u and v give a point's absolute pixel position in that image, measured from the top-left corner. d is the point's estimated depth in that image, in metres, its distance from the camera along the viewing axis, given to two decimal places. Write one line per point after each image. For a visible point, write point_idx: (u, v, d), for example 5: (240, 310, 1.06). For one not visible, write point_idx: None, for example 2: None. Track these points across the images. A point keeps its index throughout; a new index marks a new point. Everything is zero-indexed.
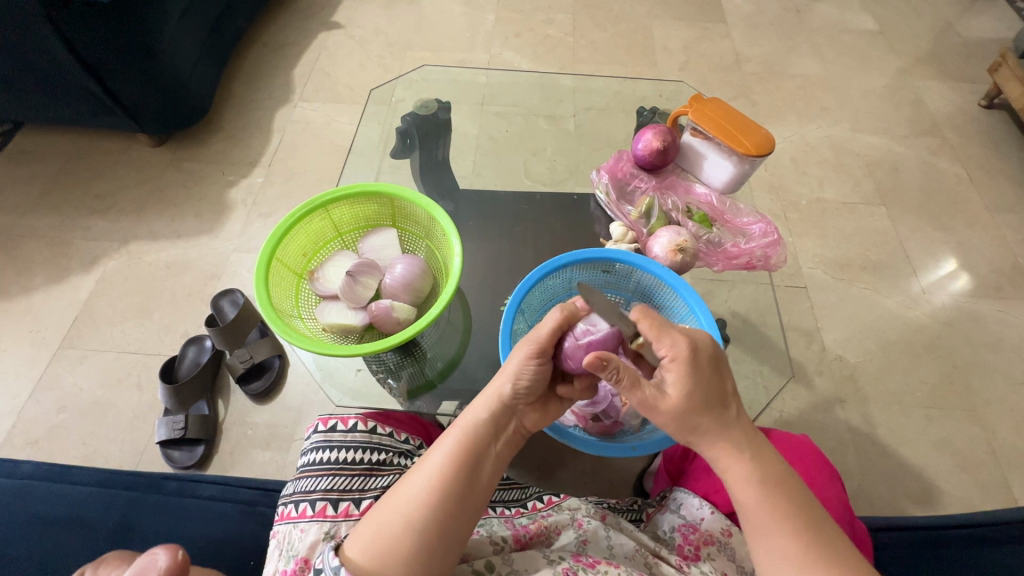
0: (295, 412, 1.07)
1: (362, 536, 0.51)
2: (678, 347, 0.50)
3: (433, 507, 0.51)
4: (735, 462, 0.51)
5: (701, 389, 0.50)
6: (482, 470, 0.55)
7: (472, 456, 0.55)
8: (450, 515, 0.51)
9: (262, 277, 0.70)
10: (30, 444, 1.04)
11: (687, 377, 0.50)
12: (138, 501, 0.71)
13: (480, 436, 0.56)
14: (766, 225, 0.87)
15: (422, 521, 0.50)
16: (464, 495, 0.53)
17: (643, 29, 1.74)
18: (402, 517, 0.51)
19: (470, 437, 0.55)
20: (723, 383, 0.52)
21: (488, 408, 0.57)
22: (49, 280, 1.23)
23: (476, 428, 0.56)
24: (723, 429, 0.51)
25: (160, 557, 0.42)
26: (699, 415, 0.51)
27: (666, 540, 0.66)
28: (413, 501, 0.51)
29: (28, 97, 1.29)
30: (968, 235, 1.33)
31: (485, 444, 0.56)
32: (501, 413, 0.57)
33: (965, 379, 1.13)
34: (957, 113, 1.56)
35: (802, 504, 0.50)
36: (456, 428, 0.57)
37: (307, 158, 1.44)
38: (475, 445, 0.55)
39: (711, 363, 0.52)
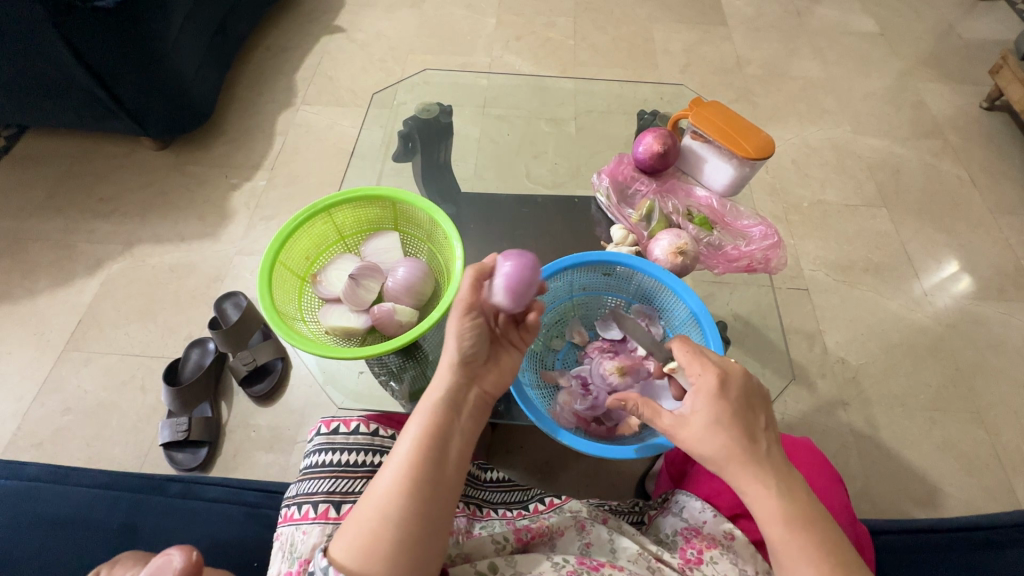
0: (297, 414, 1.07)
1: (343, 537, 0.51)
2: (704, 379, 0.53)
3: (404, 493, 0.51)
4: (763, 496, 0.51)
5: (726, 420, 0.52)
6: (447, 449, 0.55)
7: (434, 437, 0.55)
8: (423, 498, 0.51)
9: (265, 281, 0.71)
10: (34, 446, 1.04)
11: (710, 409, 0.52)
12: (141, 503, 0.71)
13: (439, 416, 0.56)
14: (766, 228, 0.87)
15: (396, 508, 0.50)
16: (433, 477, 0.53)
17: (643, 32, 1.75)
18: (376, 510, 0.51)
19: (430, 420, 0.55)
20: (751, 418, 0.53)
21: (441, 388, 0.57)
22: (54, 283, 1.24)
23: (434, 410, 0.56)
24: (752, 462, 0.51)
25: (175, 557, 0.44)
26: (723, 446, 0.52)
27: (668, 542, 0.67)
28: (384, 493, 0.51)
29: (34, 102, 1.30)
30: (970, 237, 1.33)
31: (446, 423, 0.56)
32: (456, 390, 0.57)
33: (967, 381, 1.13)
34: (958, 114, 1.56)
35: (834, 543, 0.49)
36: (416, 414, 0.57)
37: (310, 161, 1.45)
38: (440, 425, 0.55)
39: (739, 398, 0.53)
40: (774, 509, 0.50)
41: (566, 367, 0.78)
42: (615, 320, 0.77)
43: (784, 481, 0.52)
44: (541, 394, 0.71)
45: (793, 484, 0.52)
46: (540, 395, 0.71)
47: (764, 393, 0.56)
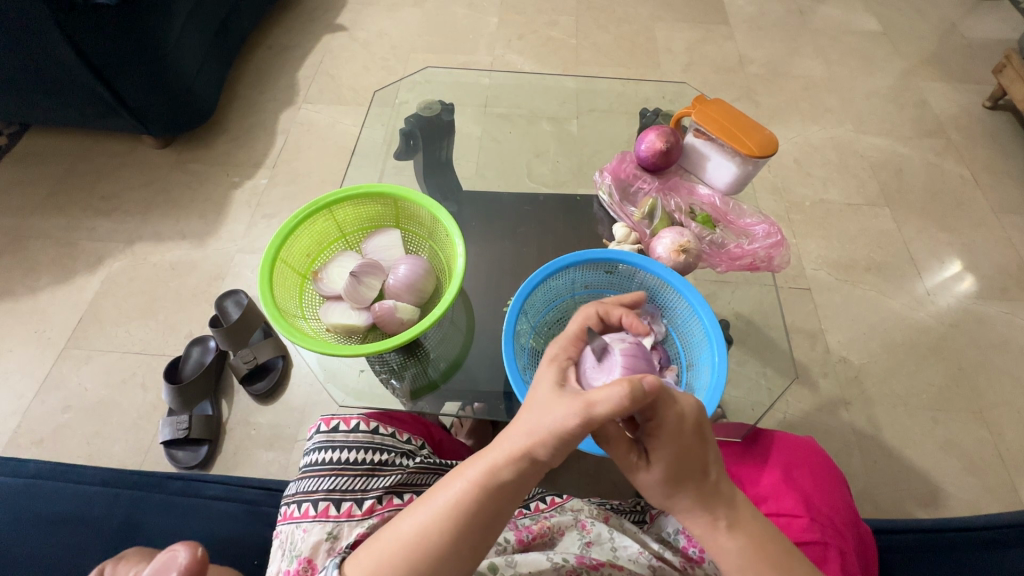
0: (298, 412, 1.07)
1: (363, 560, 0.50)
2: (663, 419, 0.48)
3: (432, 551, 0.48)
4: (716, 534, 0.51)
5: (681, 462, 0.50)
6: (494, 517, 0.50)
7: (485, 506, 0.49)
8: (454, 561, 0.48)
9: (266, 277, 0.71)
10: (36, 443, 1.04)
11: (665, 454, 0.49)
12: (142, 500, 0.71)
13: (498, 486, 0.49)
14: (769, 225, 0.87)
15: (419, 562, 0.48)
16: (469, 542, 0.49)
17: (645, 31, 1.74)
18: (402, 554, 0.48)
19: (487, 485, 0.49)
20: (706, 451, 0.51)
21: (510, 457, 0.49)
22: (56, 280, 1.24)
23: (497, 477, 0.49)
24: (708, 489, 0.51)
25: (181, 553, 0.43)
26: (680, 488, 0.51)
27: (670, 542, 0.67)
28: (412, 539, 0.49)
29: (36, 100, 1.30)
30: (973, 236, 1.32)
31: (504, 494, 0.49)
32: (526, 465, 0.49)
33: (970, 381, 1.12)
34: (962, 113, 1.55)
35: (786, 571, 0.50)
36: (474, 466, 0.50)
37: (311, 159, 1.45)
38: (494, 497, 0.49)
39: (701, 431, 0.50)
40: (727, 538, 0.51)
41: None
42: None
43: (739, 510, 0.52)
44: None
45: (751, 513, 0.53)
46: None
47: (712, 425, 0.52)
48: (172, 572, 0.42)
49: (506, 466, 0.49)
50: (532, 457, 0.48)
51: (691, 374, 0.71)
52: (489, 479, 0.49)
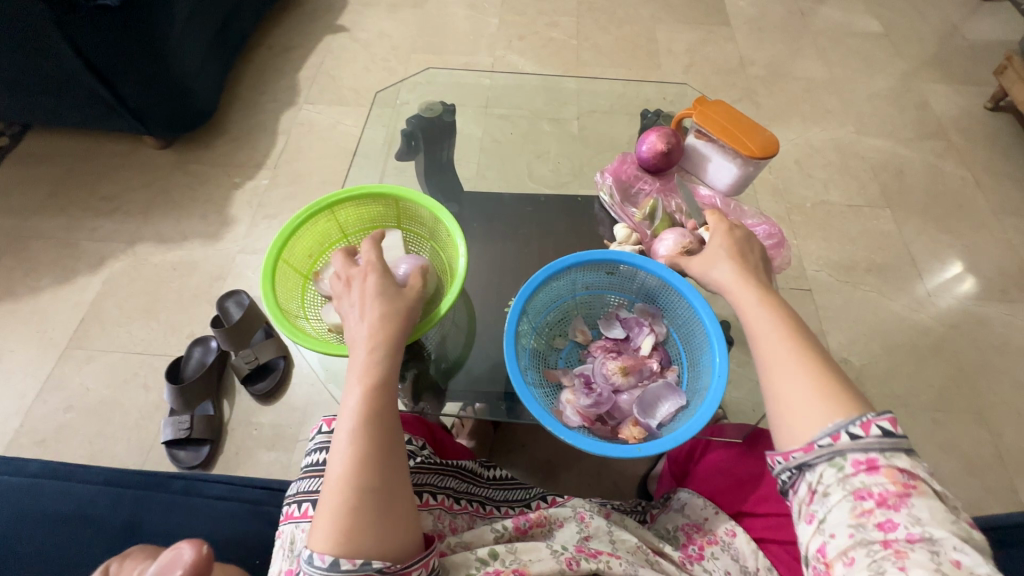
0: (299, 412, 1.07)
1: (321, 525, 0.48)
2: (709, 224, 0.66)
3: (365, 459, 0.49)
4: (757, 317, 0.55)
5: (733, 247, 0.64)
6: (394, 405, 0.53)
7: (383, 397, 0.53)
8: (385, 459, 0.50)
9: (268, 278, 0.71)
10: (37, 443, 1.04)
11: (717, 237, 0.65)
12: (145, 500, 0.71)
13: (381, 377, 0.53)
14: (771, 227, 0.87)
15: (362, 478, 0.48)
16: (390, 436, 0.51)
17: (646, 32, 1.75)
18: (343, 490, 0.48)
19: (371, 384, 0.53)
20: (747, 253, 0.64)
21: (367, 354, 0.54)
22: (57, 281, 1.25)
23: (373, 373, 0.53)
24: (742, 287, 0.59)
25: (185, 551, 0.43)
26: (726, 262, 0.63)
27: (671, 537, 0.69)
28: (343, 468, 0.49)
29: (37, 101, 1.31)
30: (973, 238, 1.32)
31: (389, 382, 0.54)
32: (385, 348, 0.55)
33: (970, 382, 1.12)
34: (962, 115, 1.55)
35: (834, 372, 0.48)
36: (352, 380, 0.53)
37: (313, 160, 1.45)
38: (380, 388, 0.53)
39: (730, 239, 0.64)
40: (763, 318, 0.55)
41: (568, 366, 0.78)
42: (616, 320, 0.78)
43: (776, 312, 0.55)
44: (543, 393, 0.70)
45: (794, 323, 0.54)
46: (542, 393, 0.69)
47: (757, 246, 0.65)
48: (177, 570, 0.42)
49: (371, 360, 0.54)
50: (383, 343, 0.55)
51: (692, 374, 0.71)
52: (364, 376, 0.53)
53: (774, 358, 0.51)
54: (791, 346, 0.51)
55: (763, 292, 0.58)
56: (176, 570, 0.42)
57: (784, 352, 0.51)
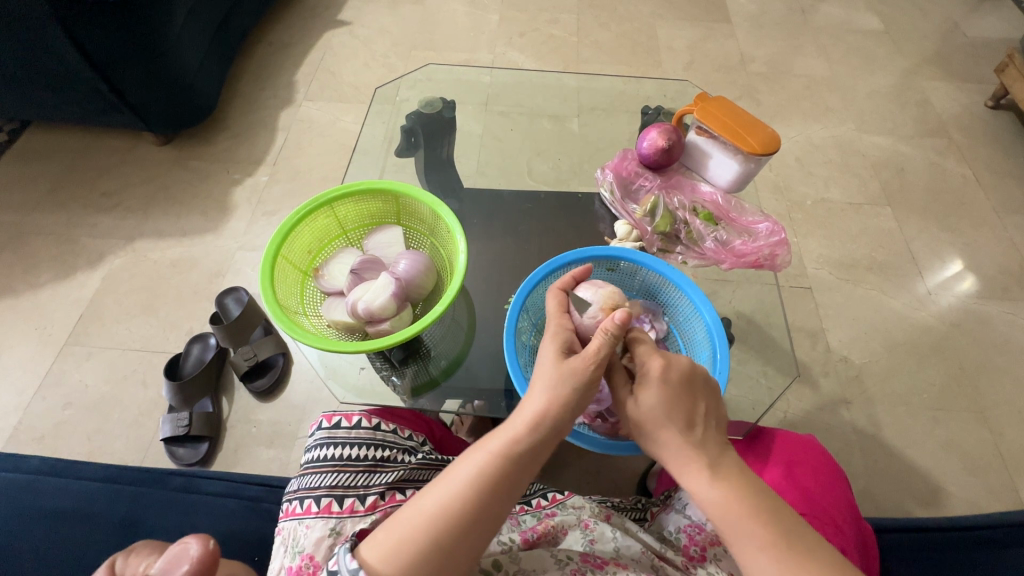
0: (298, 410, 1.06)
1: (381, 541, 0.48)
2: (651, 365, 0.53)
3: (455, 524, 0.49)
4: (699, 480, 0.51)
5: (672, 405, 0.52)
6: (514, 488, 0.52)
7: (507, 477, 0.51)
8: (478, 525, 0.49)
9: (268, 274, 0.71)
10: (35, 440, 1.04)
11: (657, 394, 0.52)
12: (143, 497, 0.71)
13: (518, 453, 0.52)
14: (773, 224, 0.86)
15: (444, 535, 0.48)
16: (489, 515, 0.50)
17: (647, 29, 1.74)
18: (428, 530, 0.48)
19: (506, 454, 0.51)
20: (696, 405, 0.53)
21: (524, 426, 0.52)
22: (56, 277, 1.24)
23: (519, 440, 0.52)
24: (684, 449, 0.52)
25: (191, 546, 0.42)
26: (662, 426, 0.52)
27: (672, 540, 0.67)
28: (433, 515, 0.49)
29: (37, 97, 1.30)
30: (974, 236, 1.32)
31: (524, 464, 0.52)
32: (541, 431, 0.53)
33: (972, 380, 1.12)
34: (964, 113, 1.55)
35: (804, 548, 0.47)
36: (492, 440, 0.53)
37: (312, 157, 1.45)
38: (514, 464, 0.52)
39: (660, 398, 0.52)
40: (716, 489, 0.50)
41: None
42: None
43: (743, 507, 0.49)
44: None
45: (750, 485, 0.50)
46: None
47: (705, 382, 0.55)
48: (183, 565, 0.41)
49: (525, 432, 0.52)
50: (546, 426, 0.53)
51: None
52: (509, 446, 0.52)
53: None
54: (774, 558, 0.46)
55: (721, 472, 0.51)
56: (182, 565, 0.42)
57: (770, 573, 0.46)
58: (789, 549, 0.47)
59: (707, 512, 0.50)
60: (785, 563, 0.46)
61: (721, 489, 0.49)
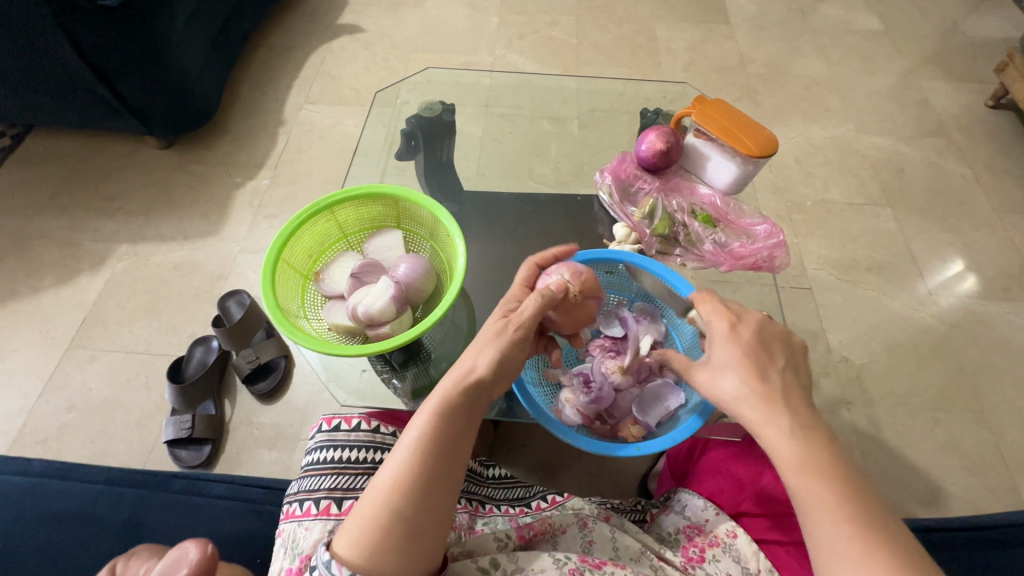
0: (300, 412, 1.07)
1: (348, 531, 0.50)
2: (719, 320, 0.55)
3: (407, 489, 0.50)
4: (782, 439, 0.48)
5: (740, 357, 0.52)
6: (460, 445, 0.54)
7: (449, 435, 0.53)
8: (434, 487, 0.51)
9: (269, 278, 0.71)
10: (40, 443, 1.05)
11: (723, 345, 0.53)
12: (146, 499, 0.71)
13: (454, 411, 0.54)
14: (770, 227, 0.87)
15: (400, 504, 0.50)
16: (443, 472, 0.52)
17: (646, 31, 1.74)
18: (384, 504, 0.50)
19: (443, 415, 0.53)
20: (772, 359, 0.52)
21: (454, 385, 0.54)
22: (60, 281, 1.25)
23: (453, 400, 0.54)
24: (765, 411, 0.49)
25: (191, 550, 0.43)
26: (733, 379, 0.51)
27: (670, 539, 0.68)
28: (386, 488, 0.50)
29: (40, 102, 1.31)
30: (974, 236, 1.32)
31: (462, 420, 0.54)
32: (471, 386, 0.55)
33: (971, 380, 1.12)
34: (964, 113, 1.55)
35: (882, 525, 0.44)
36: (428, 403, 0.54)
37: (313, 160, 1.46)
38: (454, 423, 0.53)
39: (727, 349, 0.52)
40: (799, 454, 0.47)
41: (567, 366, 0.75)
42: (616, 318, 0.73)
43: (827, 475, 0.46)
44: (543, 391, 0.70)
45: (834, 456, 0.48)
46: (541, 391, 0.70)
47: (784, 338, 0.54)
48: (182, 569, 0.42)
49: (456, 391, 0.54)
50: (477, 381, 0.55)
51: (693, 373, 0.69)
52: (443, 407, 0.53)
53: (831, 544, 0.44)
54: (847, 521, 0.45)
55: (806, 435, 0.48)
56: (181, 569, 0.42)
57: (845, 541, 0.44)
58: (865, 521, 0.45)
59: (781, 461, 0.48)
60: (862, 529, 0.44)
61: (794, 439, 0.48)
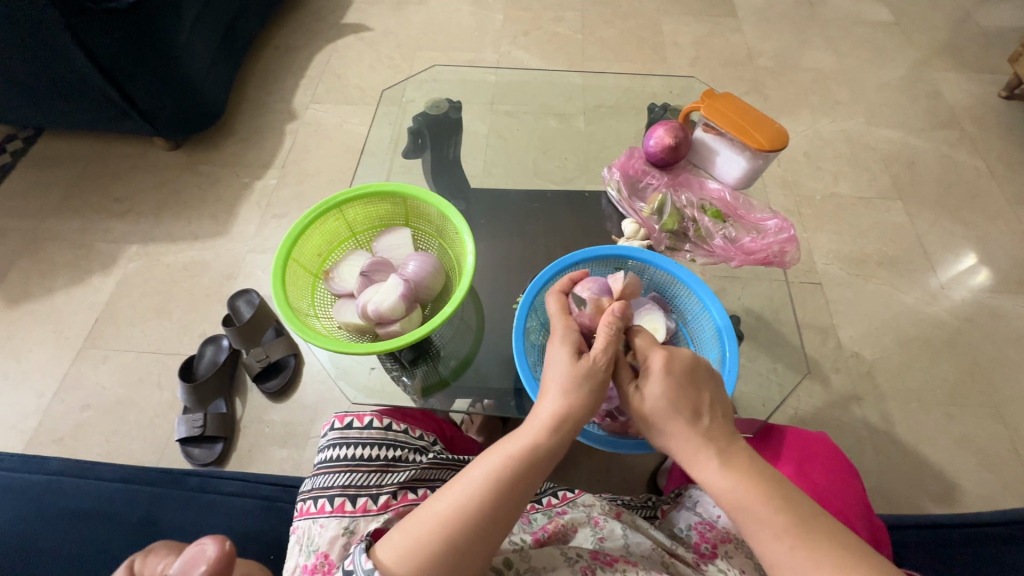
0: (310, 410, 1.08)
1: (396, 543, 0.50)
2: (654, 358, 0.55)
3: (470, 522, 0.50)
4: (710, 469, 0.52)
5: (675, 399, 0.53)
6: (526, 492, 0.53)
7: (522, 478, 0.52)
8: (492, 527, 0.51)
9: (279, 277, 0.72)
10: (55, 442, 1.06)
11: (662, 388, 0.54)
12: (160, 497, 0.72)
13: (535, 458, 0.53)
14: (782, 221, 0.86)
15: (458, 535, 0.49)
16: (505, 513, 0.51)
17: (652, 25, 1.73)
18: (441, 531, 0.49)
19: (523, 458, 0.53)
20: (700, 397, 0.54)
21: (545, 429, 0.54)
22: (72, 281, 1.27)
23: (535, 444, 0.54)
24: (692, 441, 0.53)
25: (209, 546, 0.44)
26: (667, 421, 0.53)
27: (682, 537, 0.67)
28: (444, 517, 0.50)
29: (50, 105, 1.33)
30: (988, 229, 1.30)
31: (538, 468, 0.53)
32: (558, 436, 0.54)
33: (986, 375, 1.11)
34: (976, 104, 1.53)
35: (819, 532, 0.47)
36: (510, 441, 0.54)
37: (320, 159, 1.46)
38: (528, 467, 0.53)
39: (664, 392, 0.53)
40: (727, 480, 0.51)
41: None
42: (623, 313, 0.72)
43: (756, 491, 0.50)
44: None
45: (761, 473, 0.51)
46: None
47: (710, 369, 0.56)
48: (201, 566, 0.43)
49: (540, 436, 0.54)
50: (561, 430, 0.54)
51: None
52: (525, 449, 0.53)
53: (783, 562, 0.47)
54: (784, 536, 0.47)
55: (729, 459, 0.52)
56: (200, 565, 0.43)
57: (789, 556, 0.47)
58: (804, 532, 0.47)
59: (728, 503, 0.50)
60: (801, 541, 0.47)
61: (736, 477, 0.50)
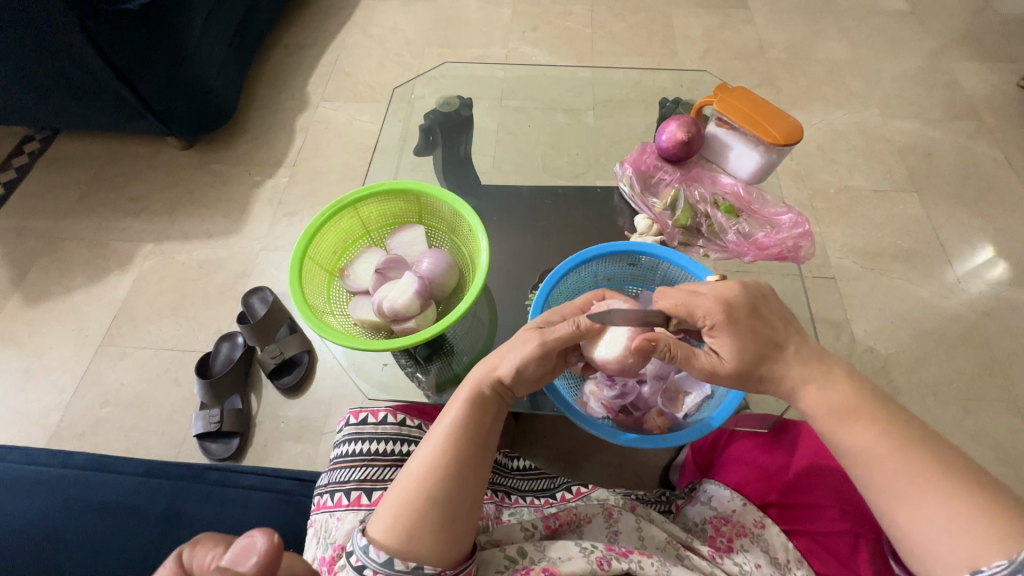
0: (324, 406, 1.09)
1: (382, 517, 0.53)
2: (707, 316, 0.53)
3: (441, 475, 0.53)
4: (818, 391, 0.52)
5: (752, 344, 0.53)
6: (489, 439, 0.57)
7: (479, 425, 0.56)
8: (465, 473, 0.53)
9: (296, 275, 0.73)
10: (76, 437, 1.09)
11: (730, 342, 0.52)
12: (182, 490, 0.74)
13: (486, 403, 0.57)
14: (795, 216, 0.86)
15: (434, 489, 0.52)
16: (475, 459, 0.55)
17: (662, 19, 1.72)
18: (419, 490, 0.52)
19: (473, 408, 0.56)
20: (770, 327, 0.54)
21: (484, 376, 0.58)
22: (90, 280, 1.29)
23: (480, 393, 0.57)
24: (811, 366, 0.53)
25: (258, 538, 0.36)
26: (754, 367, 0.53)
27: (697, 531, 0.68)
28: (418, 475, 0.53)
29: (66, 107, 1.35)
30: (1007, 221, 1.28)
31: (490, 413, 0.57)
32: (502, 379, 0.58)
33: (1004, 369, 1.09)
34: (995, 94, 1.50)
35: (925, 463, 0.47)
36: (459, 394, 0.58)
37: (331, 157, 1.47)
38: (481, 415, 0.56)
39: (742, 348, 0.52)
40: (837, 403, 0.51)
41: None
42: None
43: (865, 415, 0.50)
44: (568, 383, 0.71)
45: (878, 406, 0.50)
46: (565, 383, 0.71)
47: (764, 293, 0.56)
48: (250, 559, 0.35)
49: (484, 385, 0.58)
50: (503, 378, 0.57)
51: None
52: (470, 400, 0.56)
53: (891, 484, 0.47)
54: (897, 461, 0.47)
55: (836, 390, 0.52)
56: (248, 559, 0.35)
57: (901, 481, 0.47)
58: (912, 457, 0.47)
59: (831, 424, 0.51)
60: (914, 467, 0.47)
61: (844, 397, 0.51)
